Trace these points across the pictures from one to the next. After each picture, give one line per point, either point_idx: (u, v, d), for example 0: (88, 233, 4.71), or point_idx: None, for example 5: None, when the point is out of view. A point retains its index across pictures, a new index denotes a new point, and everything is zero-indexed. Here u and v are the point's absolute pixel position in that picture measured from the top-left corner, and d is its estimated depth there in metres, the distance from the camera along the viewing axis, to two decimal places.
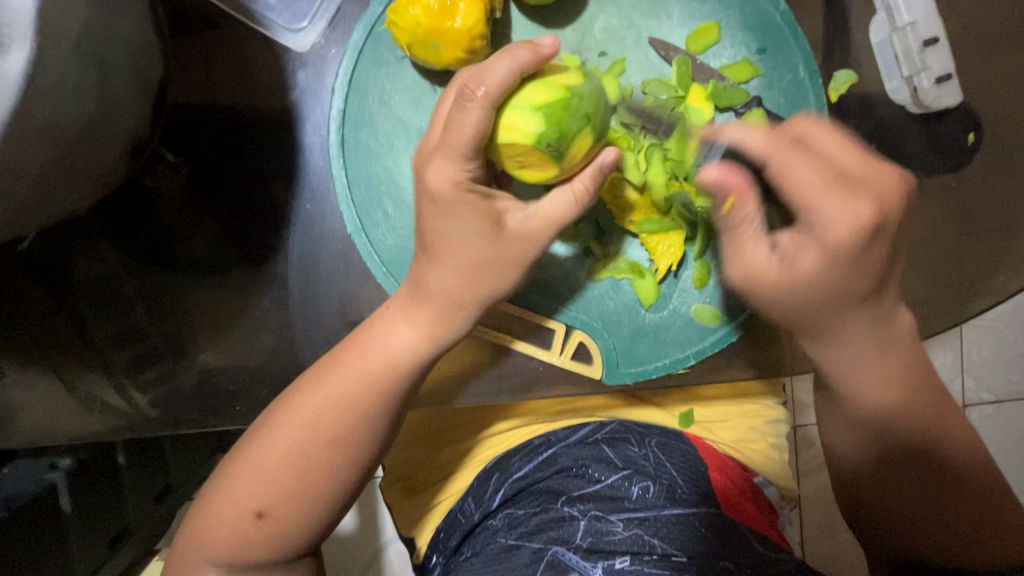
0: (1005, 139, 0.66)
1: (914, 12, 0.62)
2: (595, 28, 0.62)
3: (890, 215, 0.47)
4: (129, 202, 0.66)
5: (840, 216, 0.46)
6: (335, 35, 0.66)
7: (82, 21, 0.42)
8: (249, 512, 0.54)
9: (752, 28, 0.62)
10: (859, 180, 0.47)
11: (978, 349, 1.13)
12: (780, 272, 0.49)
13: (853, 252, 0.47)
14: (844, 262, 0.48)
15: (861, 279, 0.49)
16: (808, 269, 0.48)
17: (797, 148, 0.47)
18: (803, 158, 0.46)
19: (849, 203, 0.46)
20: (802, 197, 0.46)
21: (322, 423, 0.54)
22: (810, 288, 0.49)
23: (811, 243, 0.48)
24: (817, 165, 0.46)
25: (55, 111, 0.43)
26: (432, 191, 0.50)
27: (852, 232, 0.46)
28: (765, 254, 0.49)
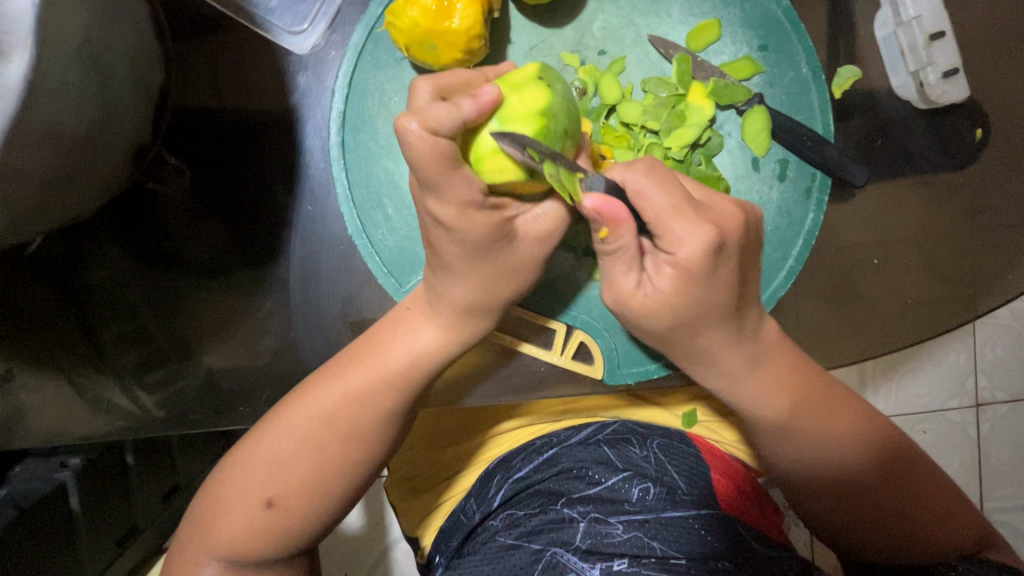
0: (1014, 135, 0.65)
1: (919, 5, 0.62)
2: (594, 27, 0.61)
3: (732, 242, 0.48)
4: (133, 205, 0.67)
5: (690, 239, 0.46)
6: (335, 38, 0.66)
7: (81, 28, 0.42)
8: (258, 501, 0.54)
9: (753, 25, 0.62)
10: (701, 207, 0.48)
11: (989, 347, 1.11)
12: (647, 298, 0.50)
13: (709, 276, 0.48)
14: (698, 283, 0.48)
15: (721, 300, 0.50)
16: (667, 293, 0.49)
17: (645, 171, 0.48)
18: (656, 185, 0.47)
19: (695, 227, 0.46)
20: (657, 224, 0.47)
21: (334, 418, 0.55)
22: (673, 308, 0.50)
23: (670, 266, 0.48)
24: (675, 194, 0.47)
25: (57, 118, 0.43)
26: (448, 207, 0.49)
27: (697, 254, 0.46)
28: (632, 282, 0.50)
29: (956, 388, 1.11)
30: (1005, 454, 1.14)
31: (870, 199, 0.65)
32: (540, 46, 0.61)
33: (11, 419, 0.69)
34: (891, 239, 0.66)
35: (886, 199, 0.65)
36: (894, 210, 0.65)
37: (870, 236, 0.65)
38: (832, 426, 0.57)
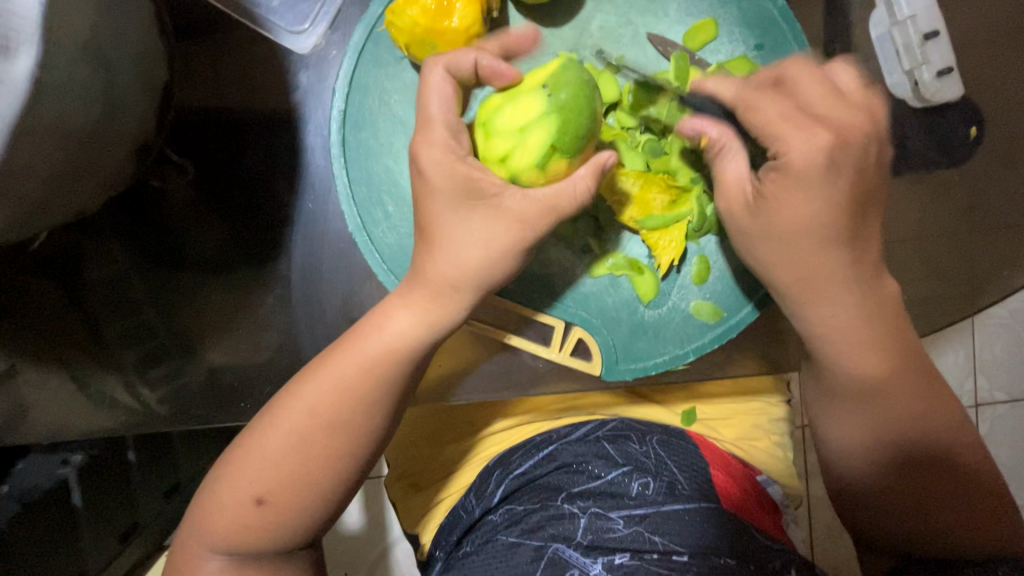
0: (1009, 134, 0.66)
1: (914, 4, 0.62)
2: (592, 26, 0.62)
3: (861, 140, 0.51)
4: (135, 202, 0.68)
5: (805, 148, 0.50)
6: (336, 37, 0.67)
7: (87, 26, 0.43)
8: (248, 500, 0.55)
9: (749, 24, 0.62)
10: (823, 118, 0.51)
11: (987, 346, 1.12)
12: (760, 202, 0.54)
13: (822, 180, 0.51)
14: (815, 187, 0.51)
15: (822, 211, 0.52)
16: (792, 197, 0.52)
17: (767, 94, 0.53)
18: (768, 98, 0.53)
19: (815, 134, 0.50)
20: (769, 132, 0.52)
21: (318, 410, 0.55)
22: (791, 217, 0.53)
23: (784, 176, 0.52)
24: (786, 105, 0.52)
25: (64, 114, 0.44)
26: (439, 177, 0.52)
27: (818, 152, 0.50)
28: (743, 183, 0.55)
29: (955, 386, 1.11)
30: (1003, 453, 1.14)
31: None
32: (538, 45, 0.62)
33: (14, 415, 0.69)
34: (887, 237, 0.66)
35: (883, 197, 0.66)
36: (890, 207, 0.66)
37: None
38: (865, 403, 0.57)
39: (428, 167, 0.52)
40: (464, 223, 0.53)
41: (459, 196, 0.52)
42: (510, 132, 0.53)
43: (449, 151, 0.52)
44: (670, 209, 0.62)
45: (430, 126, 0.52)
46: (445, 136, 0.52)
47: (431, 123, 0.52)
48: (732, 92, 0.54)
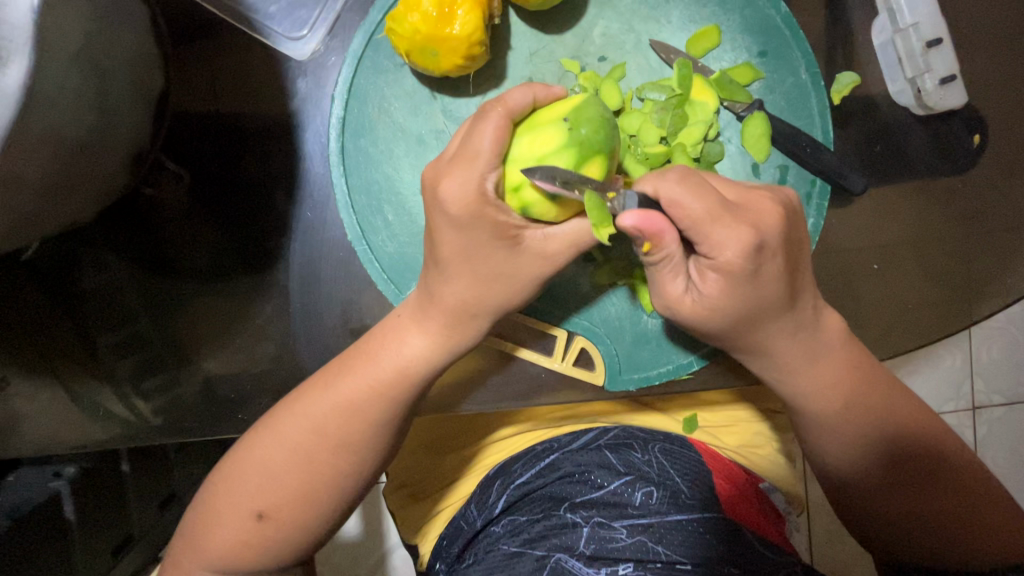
0: (1012, 141, 0.65)
1: (917, 12, 0.62)
2: (594, 34, 0.62)
3: (773, 238, 0.49)
4: (130, 211, 0.67)
5: (729, 243, 0.48)
6: (334, 43, 0.66)
7: (79, 33, 0.42)
8: (250, 514, 0.54)
9: (753, 30, 0.62)
10: (736, 209, 0.48)
11: (984, 350, 1.12)
12: (694, 301, 0.52)
13: (751, 275, 0.49)
14: (743, 283, 0.50)
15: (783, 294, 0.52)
16: (716, 301, 0.51)
17: (687, 183, 0.48)
18: (694, 193, 0.47)
19: (737, 230, 0.47)
20: (697, 231, 0.48)
21: (313, 426, 0.54)
22: (717, 309, 0.52)
23: (711, 271, 0.50)
24: (709, 198, 0.47)
25: (54, 124, 0.42)
26: (459, 196, 0.49)
27: (740, 255, 0.48)
28: (683, 288, 0.52)
29: (952, 391, 1.11)
30: (1001, 457, 1.14)
31: (868, 205, 0.65)
32: (540, 52, 0.61)
33: (5, 426, 0.68)
34: (890, 244, 0.66)
35: (886, 203, 0.65)
36: (893, 213, 0.65)
37: (870, 240, 0.65)
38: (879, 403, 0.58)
39: (451, 199, 0.49)
40: (464, 240, 0.51)
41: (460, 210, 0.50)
42: (528, 162, 0.51)
43: (480, 185, 0.49)
44: None
45: (475, 159, 0.49)
46: (486, 168, 0.49)
47: (478, 154, 0.49)
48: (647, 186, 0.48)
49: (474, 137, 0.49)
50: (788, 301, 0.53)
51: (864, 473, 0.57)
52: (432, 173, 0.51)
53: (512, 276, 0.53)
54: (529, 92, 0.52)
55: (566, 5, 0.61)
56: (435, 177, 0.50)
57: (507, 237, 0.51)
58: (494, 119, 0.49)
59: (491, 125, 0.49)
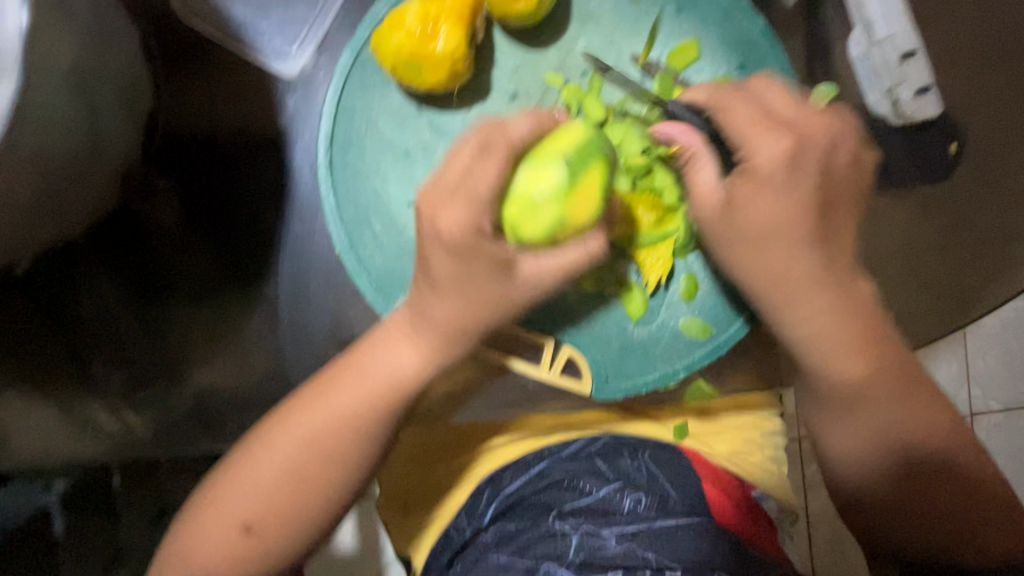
0: (991, 149, 0.67)
1: (893, 24, 0.62)
2: (576, 49, 0.63)
3: (813, 152, 0.51)
4: (122, 227, 0.68)
5: (764, 138, 0.51)
6: (323, 61, 0.67)
7: (66, 53, 0.43)
8: (235, 527, 0.54)
9: (731, 44, 0.63)
10: (787, 121, 0.52)
11: (981, 356, 1.12)
12: (725, 204, 0.52)
13: (788, 178, 0.51)
14: (780, 189, 0.51)
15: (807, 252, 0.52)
16: (760, 216, 0.51)
17: (735, 93, 0.54)
18: (738, 98, 0.53)
19: (774, 135, 0.51)
20: (735, 130, 0.52)
21: (299, 436, 0.54)
22: (772, 212, 0.51)
23: (746, 173, 0.51)
24: (753, 107, 0.52)
25: (42, 141, 0.43)
26: (443, 222, 0.49)
27: (782, 157, 0.50)
28: (714, 184, 0.53)
29: (950, 397, 1.11)
30: (1001, 464, 1.14)
31: None
32: (524, 68, 0.63)
33: None
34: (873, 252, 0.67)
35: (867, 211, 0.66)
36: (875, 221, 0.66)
37: None
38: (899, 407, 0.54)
39: (415, 165, 0.53)
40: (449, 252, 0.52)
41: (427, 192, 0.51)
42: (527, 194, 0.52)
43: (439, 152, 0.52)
44: (657, 228, 0.62)
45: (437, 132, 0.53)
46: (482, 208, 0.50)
47: (442, 130, 0.53)
48: (704, 92, 0.54)
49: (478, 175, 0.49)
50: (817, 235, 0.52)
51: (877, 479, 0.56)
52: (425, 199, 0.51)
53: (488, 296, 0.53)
54: (530, 121, 0.52)
55: (547, 22, 0.63)
56: (431, 206, 0.50)
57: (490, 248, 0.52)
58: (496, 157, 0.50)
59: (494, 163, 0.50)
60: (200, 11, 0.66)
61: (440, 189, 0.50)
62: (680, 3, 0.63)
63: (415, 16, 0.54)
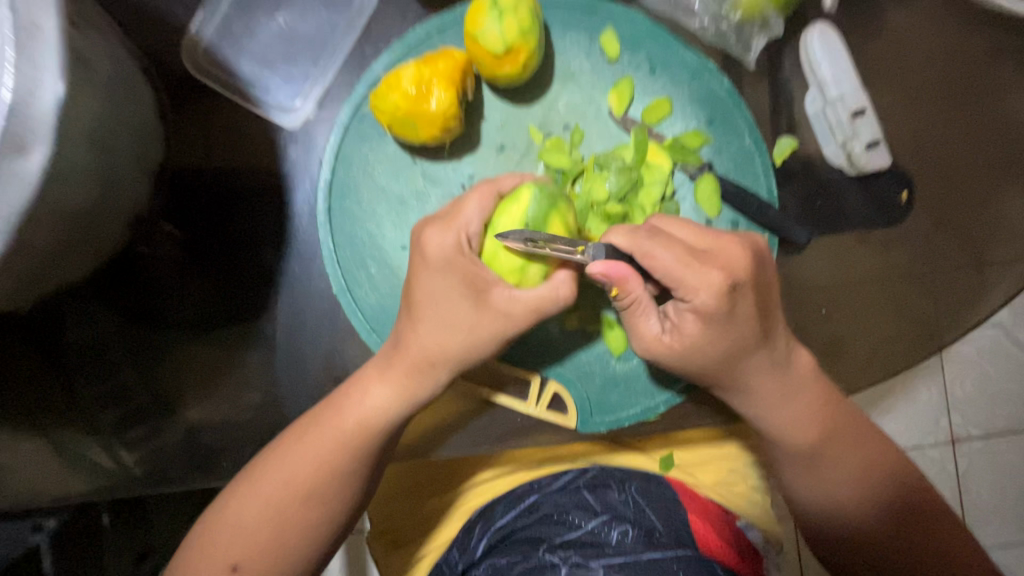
0: (939, 195, 0.73)
1: (842, 87, 0.69)
2: (558, 104, 0.69)
3: (744, 280, 0.53)
4: (125, 268, 0.70)
5: (702, 289, 0.52)
6: (323, 113, 0.72)
7: (89, 117, 0.47)
8: (224, 568, 0.55)
9: (700, 101, 0.69)
10: (707, 255, 0.53)
11: (960, 384, 1.16)
12: (672, 340, 0.56)
13: (727, 315, 0.53)
14: (718, 324, 0.54)
15: (745, 330, 0.55)
16: (701, 339, 0.55)
17: (652, 236, 0.52)
18: (661, 244, 0.52)
19: (706, 279, 0.52)
20: (671, 280, 0.52)
21: (286, 476, 0.56)
22: (704, 344, 0.55)
23: (689, 313, 0.54)
24: (677, 247, 0.52)
25: (66, 198, 0.47)
26: (432, 256, 0.54)
27: (714, 299, 0.52)
28: (658, 327, 0.56)
29: (929, 424, 1.15)
30: (982, 490, 1.17)
31: (814, 254, 0.71)
32: (510, 121, 0.68)
33: None
34: (838, 289, 0.71)
35: (831, 251, 0.71)
36: (838, 261, 0.71)
37: (819, 284, 0.71)
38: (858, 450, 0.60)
39: (434, 249, 0.54)
40: (450, 302, 0.55)
41: (449, 275, 0.54)
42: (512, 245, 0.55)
43: (458, 241, 0.54)
44: None
45: (456, 220, 0.55)
46: (464, 230, 0.54)
47: (461, 213, 0.55)
48: (619, 238, 0.52)
49: (461, 203, 0.56)
50: (760, 338, 0.56)
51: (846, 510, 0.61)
52: (421, 228, 0.56)
53: (474, 336, 0.55)
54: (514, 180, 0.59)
55: (532, 81, 0.68)
56: (422, 235, 0.55)
57: (475, 292, 0.54)
58: (482, 190, 0.56)
59: (477, 192, 0.56)
60: (210, 69, 0.71)
61: (439, 218, 0.56)
62: (653, 64, 0.69)
63: (410, 77, 0.59)
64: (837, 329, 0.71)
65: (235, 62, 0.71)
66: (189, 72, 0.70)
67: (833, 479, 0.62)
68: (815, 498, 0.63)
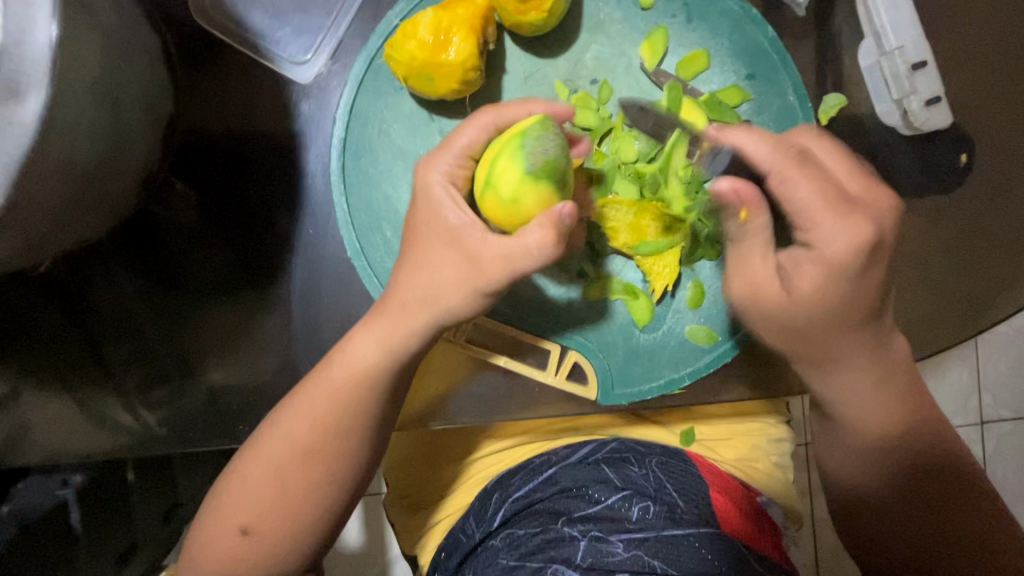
0: (999, 159, 0.67)
1: (903, 37, 0.62)
2: (586, 57, 0.64)
3: (889, 239, 0.53)
4: (140, 228, 0.69)
5: (835, 236, 0.52)
6: (336, 67, 0.69)
7: (93, 62, 0.45)
8: (237, 532, 0.55)
9: (741, 54, 0.64)
10: (855, 202, 0.52)
11: (995, 363, 1.11)
12: (784, 292, 0.55)
13: (858, 272, 0.53)
14: (842, 278, 0.53)
15: (863, 300, 0.54)
16: (813, 296, 0.54)
17: (793, 160, 0.53)
18: (802, 179, 0.52)
19: (843, 225, 0.52)
20: (802, 213, 0.52)
21: (305, 440, 0.56)
22: (819, 301, 0.54)
23: (811, 263, 0.53)
24: (823, 188, 0.52)
25: (73, 148, 0.45)
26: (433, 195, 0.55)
27: (849, 248, 0.51)
28: (770, 268, 0.56)
29: (960, 405, 1.10)
30: (1011, 472, 1.13)
31: None
32: (534, 76, 0.64)
33: (15, 434, 0.69)
34: None
35: None
36: None
37: None
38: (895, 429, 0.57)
39: (429, 186, 0.55)
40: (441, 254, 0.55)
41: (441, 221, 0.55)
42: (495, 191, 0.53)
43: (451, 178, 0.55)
44: (665, 235, 0.62)
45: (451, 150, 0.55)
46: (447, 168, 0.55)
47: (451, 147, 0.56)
48: (765, 162, 0.53)
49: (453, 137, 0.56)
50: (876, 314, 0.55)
51: (878, 483, 0.59)
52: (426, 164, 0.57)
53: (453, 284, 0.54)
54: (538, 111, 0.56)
55: (558, 31, 0.63)
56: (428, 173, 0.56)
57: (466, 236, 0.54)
58: (480, 121, 0.55)
59: (474, 127, 0.55)
60: (219, 19, 0.67)
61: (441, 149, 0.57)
62: (690, 12, 0.64)
63: (427, 25, 0.55)
64: None
65: (244, 12, 0.68)
66: (199, 24, 0.67)
67: (858, 444, 0.59)
68: (848, 473, 0.60)
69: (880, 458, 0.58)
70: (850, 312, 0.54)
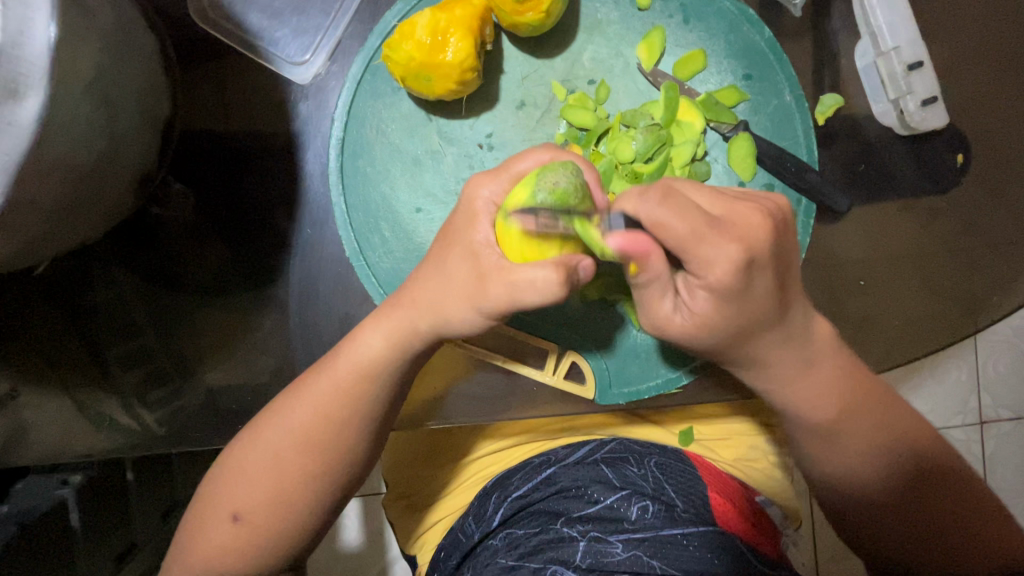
0: (995, 159, 0.67)
1: (899, 37, 0.63)
2: (584, 58, 0.64)
3: (762, 255, 0.47)
4: (138, 229, 0.69)
5: (718, 266, 0.46)
6: (334, 68, 0.69)
7: (90, 63, 0.45)
8: (238, 532, 0.56)
9: (738, 54, 0.64)
10: (725, 222, 0.47)
11: (993, 363, 1.11)
12: (684, 320, 0.52)
13: (742, 292, 0.48)
14: (733, 300, 0.49)
15: (764, 306, 0.50)
16: (702, 317, 0.51)
17: (659, 197, 0.46)
18: (691, 212, 0.46)
19: (725, 249, 0.46)
20: (697, 258, 0.46)
21: (301, 439, 0.56)
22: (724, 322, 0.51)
23: (702, 290, 0.49)
24: (694, 215, 0.46)
25: (70, 148, 0.45)
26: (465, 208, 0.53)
27: (729, 274, 0.46)
28: (670, 304, 0.52)
29: (959, 405, 1.10)
30: (1009, 471, 1.13)
31: (853, 223, 0.66)
32: (531, 76, 0.64)
33: (14, 435, 0.69)
34: (879, 261, 0.67)
35: (872, 220, 0.67)
36: (880, 230, 0.67)
37: (858, 255, 0.67)
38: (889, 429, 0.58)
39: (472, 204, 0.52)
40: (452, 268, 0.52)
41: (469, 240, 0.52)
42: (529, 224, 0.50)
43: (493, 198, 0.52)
44: None
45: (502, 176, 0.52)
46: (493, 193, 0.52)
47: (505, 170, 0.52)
48: (645, 208, 0.45)
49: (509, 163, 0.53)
50: (780, 310, 0.52)
51: (877, 480, 0.58)
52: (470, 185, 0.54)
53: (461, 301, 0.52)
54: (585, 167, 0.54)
55: (555, 32, 0.64)
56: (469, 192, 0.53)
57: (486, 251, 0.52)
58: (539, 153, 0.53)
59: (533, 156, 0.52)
60: (217, 20, 0.68)
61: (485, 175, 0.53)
62: (687, 13, 0.64)
63: (424, 26, 0.56)
64: (875, 302, 0.67)
65: (242, 13, 0.68)
66: (197, 25, 0.68)
67: (857, 445, 0.58)
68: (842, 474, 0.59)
69: (875, 454, 0.58)
70: (761, 318, 0.51)
